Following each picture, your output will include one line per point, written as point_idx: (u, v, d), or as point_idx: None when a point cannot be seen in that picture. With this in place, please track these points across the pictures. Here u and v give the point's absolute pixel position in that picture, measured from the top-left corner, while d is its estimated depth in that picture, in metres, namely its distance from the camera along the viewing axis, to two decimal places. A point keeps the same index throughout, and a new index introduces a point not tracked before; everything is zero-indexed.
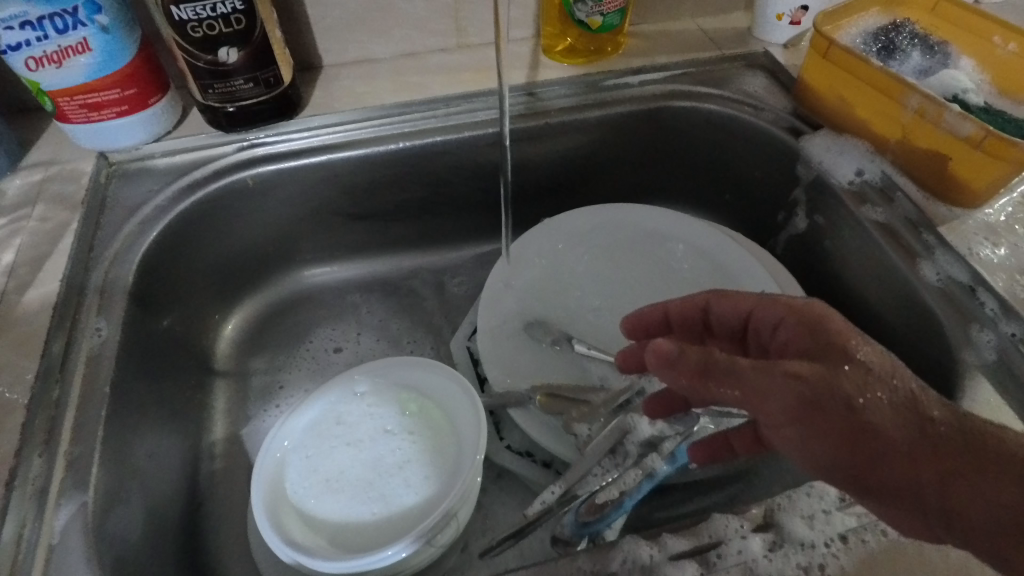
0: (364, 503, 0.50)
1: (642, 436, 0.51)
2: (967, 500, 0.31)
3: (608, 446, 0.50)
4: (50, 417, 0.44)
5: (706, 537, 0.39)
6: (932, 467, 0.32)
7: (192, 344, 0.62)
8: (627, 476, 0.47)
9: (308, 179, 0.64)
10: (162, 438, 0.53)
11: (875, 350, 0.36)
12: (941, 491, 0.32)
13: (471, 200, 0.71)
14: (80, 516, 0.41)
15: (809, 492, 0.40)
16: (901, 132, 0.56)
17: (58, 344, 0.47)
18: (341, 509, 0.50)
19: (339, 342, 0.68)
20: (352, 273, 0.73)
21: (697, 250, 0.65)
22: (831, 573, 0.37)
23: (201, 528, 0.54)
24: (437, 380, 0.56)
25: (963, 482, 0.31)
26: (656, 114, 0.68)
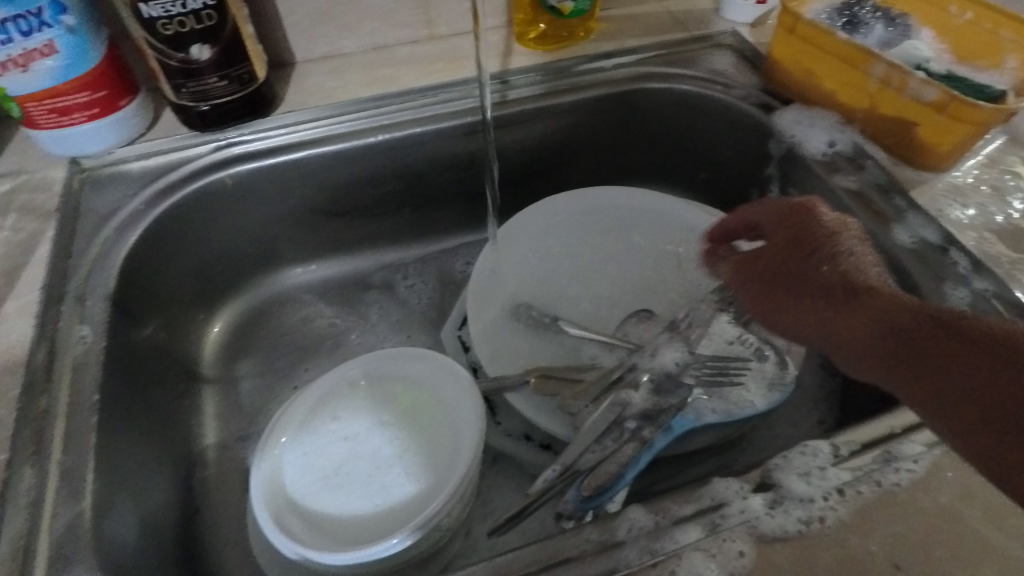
0: (364, 496, 0.50)
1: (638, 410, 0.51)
2: (927, 363, 0.36)
3: (605, 423, 0.50)
4: (39, 428, 0.43)
5: (708, 500, 0.39)
6: (900, 345, 0.38)
7: (177, 350, 0.61)
8: (626, 450, 0.48)
9: (287, 177, 0.63)
10: (154, 445, 0.52)
11: (841, 259, 0.45)
12: (916, 362, 0.37)
13: (452, 191, 0.71)
14: (78, 524, 0.40)
15: (804, 450, 0.41)
16: (869, 102, 0.58)
17: (41, 355, 0.46)
18: (341, 503, 0.50)
19: (327, 340, 0.68)
20: (334, 271, 0.72)
21: (677, 228, 0.66)
22: (831, 525, 0.38)
23: (199, 533, 0.53)
24: (430, 369, 0.56)
25: (927, 352, 0.36)
26: (629, 96, 0.69)
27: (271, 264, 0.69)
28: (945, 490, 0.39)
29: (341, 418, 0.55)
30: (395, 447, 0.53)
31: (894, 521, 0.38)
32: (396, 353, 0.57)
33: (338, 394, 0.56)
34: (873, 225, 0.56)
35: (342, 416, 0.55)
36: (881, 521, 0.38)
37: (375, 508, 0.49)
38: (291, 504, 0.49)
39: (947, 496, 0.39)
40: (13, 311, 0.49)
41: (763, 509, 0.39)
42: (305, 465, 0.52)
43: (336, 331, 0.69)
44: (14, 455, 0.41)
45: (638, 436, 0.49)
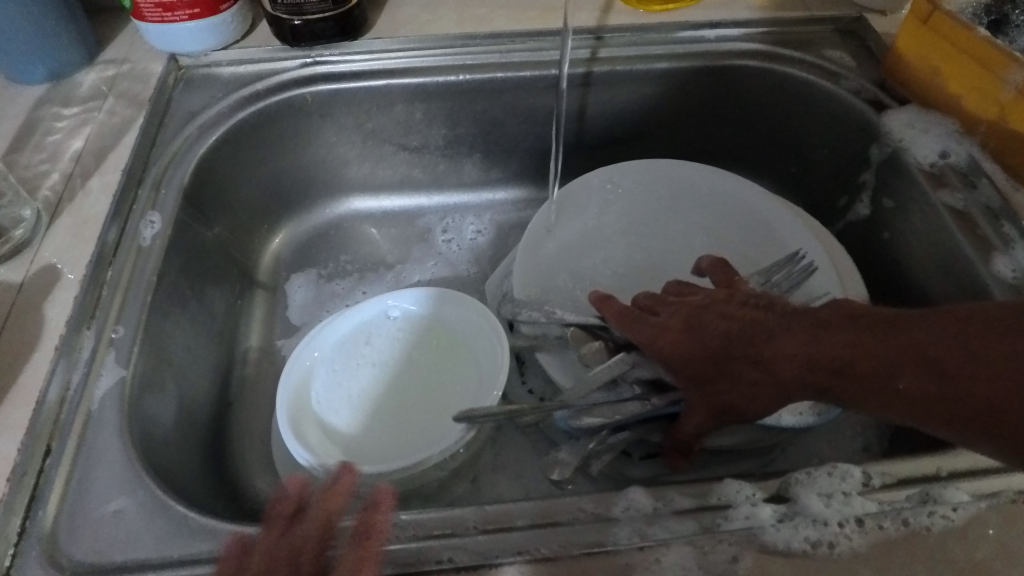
0: (382, 424, 0.52)
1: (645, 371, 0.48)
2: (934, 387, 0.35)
3: (609, 377, 0.49)
4: (100, 296, 0.47)
5: (714, 499, 0.37)
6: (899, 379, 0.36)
7: (238, 252, 0.64)
8: (624, 405, 0.48)
9: (364, 104, 0.64)
10: (201, 334, 0.56)
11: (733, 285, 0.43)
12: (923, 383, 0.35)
13: (524, 144, 0.70)
14: (119, 389, 0.43)
15: (831, 470, 0.38)
16: (998, 112, 0.52)
17: (113, 232, 0.50)
18: (359, 425, 0.51)
19: (378, 270, 0.69)
20: (399, 206, 0.73)
21: (751, 220, 0.62)
22: (840, 553, 0.36)
23: (229, 423, 0.56)
24: (465, 314, 0.56)
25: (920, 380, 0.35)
26: (728, 72, 0.65)
27: (338, 188, 0.71)
28: (982, 547, 0.36)
29: (375, 344, 0.56)
30: (421, 385, 0.54)
31: (913, 564, 0.35)
32: (438, 294, 0.57)
33: (377, 322, 0.57)
34: (970, 251, 0.50)
35: (376, 345, 0.56)
36: (897, 561, 0.36)
37: (390, 437, 0.51)
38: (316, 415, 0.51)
39: (982, 553, 0.36)
40: (96, 188, 0.53)
41: (771, 521, 0.37)
42: (333, 383, 0.54)
43: (388, 265, 0.70)
44: (75, 316, 0.45)
45: (646, 399, 0.48)
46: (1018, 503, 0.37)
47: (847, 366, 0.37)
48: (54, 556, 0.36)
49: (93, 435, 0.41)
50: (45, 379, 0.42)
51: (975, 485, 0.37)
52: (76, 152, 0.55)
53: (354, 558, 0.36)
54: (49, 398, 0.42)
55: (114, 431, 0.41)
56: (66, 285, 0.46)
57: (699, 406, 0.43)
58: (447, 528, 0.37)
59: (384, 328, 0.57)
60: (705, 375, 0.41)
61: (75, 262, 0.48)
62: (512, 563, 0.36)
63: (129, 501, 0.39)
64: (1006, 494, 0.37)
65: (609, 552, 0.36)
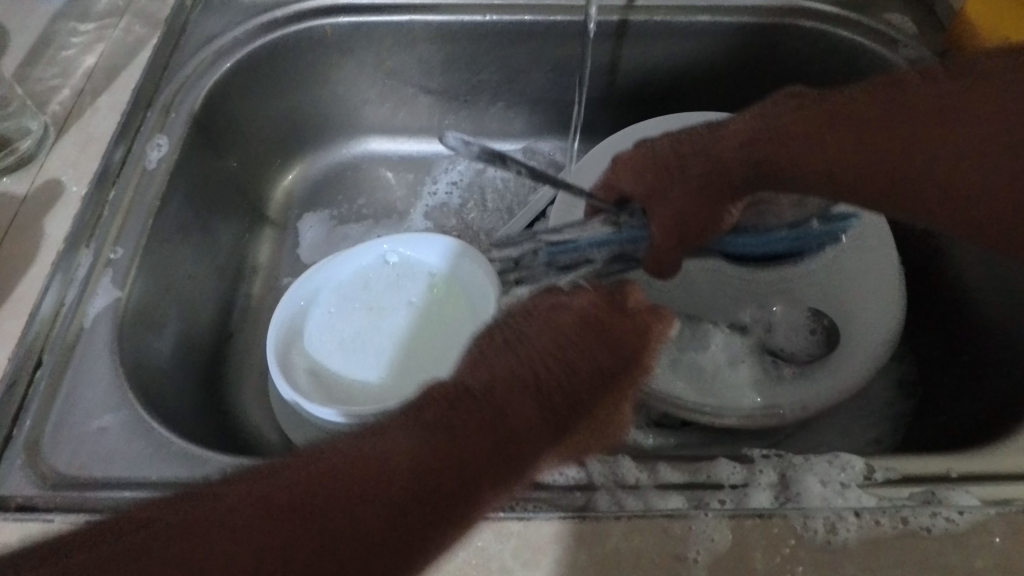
0: (368, 366, 0.51)
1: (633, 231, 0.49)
2: (908, 169, 0.41)
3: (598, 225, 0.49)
4: (101, 214, 0.46)
5: (703, 476, 0.36)
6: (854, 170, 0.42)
7: (249, 186, 0.63)
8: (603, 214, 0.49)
9: (385, 40, 0.61)
10: (205, 264, 0.56)
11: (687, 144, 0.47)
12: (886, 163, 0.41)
13: (549, 96, 0.67)
14: (112, 308, 0.43)
15: (830, 460, 0.37)
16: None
17: (119, 153, 0.49)
18: (345, 366, 0.51)
19: (391, 215, 0.67)
20: (412, 150, 0.70)
21: None
22: (837, 545, 0.33)
23: (227, 356, 0.56)
24: (464, 262, 0.54)
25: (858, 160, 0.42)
26: (774, 32, 0.60)
27: (355, 128, 0.69)
28: (988, 556, 0.33)
29: (371, 287, 0.55)
30: (411, 332, 0.53)
31: (910, 563, 0.33)
32: (440, 242, 0.56)
33: (376, 265, 0.56)
34: None
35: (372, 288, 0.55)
36: (894, 561, 0.33)
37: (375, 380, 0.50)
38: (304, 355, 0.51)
39: (985, 562, 0.33)
40: (106, 106, 0.52)
41: (763, 504, 0.35)
42: (328, 327, 0.53)
43: (396, 209, 0.68)
44: (75, 232, 0.45)
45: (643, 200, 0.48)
46: None
47: (832, 151, 0.42)
48: (35, 465, 0.37)
49: (82, 350, 0.41)
50: (40, 294, 0.43)
51: (982, 492, 0.36)
52: (89, 69, 0.54)
53: None
54: (45, 310, 0.42)
55: (103, 349, 0.41)
56: (71, 201, 0.46)
57: (666, 229, 0.46)
58: None
59: (382, 272, 0.56)
60: (661, 179, 0.46)
61: (80, 180, 0.48)
62: (483, 517, 0.34)
63: (112, 418, 0.39)
64: (1017, 503, 0.35)
65: (587, 518, 0.33)
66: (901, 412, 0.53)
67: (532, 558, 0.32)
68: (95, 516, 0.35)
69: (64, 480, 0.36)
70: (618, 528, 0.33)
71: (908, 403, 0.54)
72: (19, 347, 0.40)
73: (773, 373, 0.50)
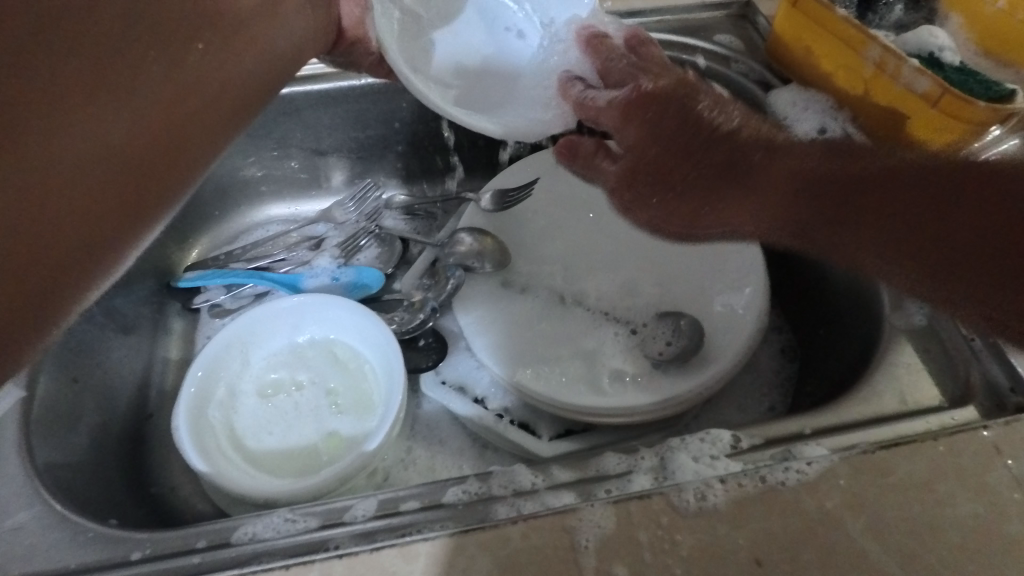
0: (287, 402, 0.56)
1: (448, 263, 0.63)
2: None
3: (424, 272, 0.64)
4: None
5: (592, 471, 0.40)
6: None
7: (153, 266, 0.64)
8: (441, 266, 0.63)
9: (269, 112, 0.65)
10: (113, 349, 0.57)
11: None
12: None
13: (436, 142, 0.71)
14: (19, 407, 0.44)
15: (703, 437, 0.42)
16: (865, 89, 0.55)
17: None
18: (259, 408, 0.56)
19: (303, 260, 0.68)
20: (310, 210, 0.74)
21: (654, 199, 0.64)
22: (712, 513, 0.37)
23: (149, 434, 0.57)
24: (370, 334, 0.57)
25: None
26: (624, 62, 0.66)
27: (255, 194, 0.72)
28: (836, 496, 0.38)
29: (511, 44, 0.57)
30: (330, 367, 0.58)
31: (774, 516, 0.37)
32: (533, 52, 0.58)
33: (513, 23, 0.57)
34: None
35: (442, 55, 0.55)
36: (758, 515, 0.37)
37: (291, 415, 0.55)
38: (217, 416, 0.54)
39: (833, 502, 0.38)
40: None
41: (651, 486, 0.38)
42: (234, 378, 0.57)
43: (298, 251, 0.68)
44: None
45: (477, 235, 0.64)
46: (874, 452, 0.40)
47: None
48: None
49: None
50: None
51: (832, 442, 0.41)
52: None
53: (244, 551, 0.37)
54: None
55: (13, 451, 0.42)
56: None
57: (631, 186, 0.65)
58: (335, 517, 0.39)
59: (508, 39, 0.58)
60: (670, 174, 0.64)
61: None
62: (391, 544, 0.36)
63: (27, 514, 0.40)
64: (863, 445, 0.40)
65: (489, 527, 0.37)
66: (787, 376, 0.59)
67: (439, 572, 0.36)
68: None
69: None
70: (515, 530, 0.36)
71: (793, 367, 0.60)
72: None
73: (662, 367, 0.55)
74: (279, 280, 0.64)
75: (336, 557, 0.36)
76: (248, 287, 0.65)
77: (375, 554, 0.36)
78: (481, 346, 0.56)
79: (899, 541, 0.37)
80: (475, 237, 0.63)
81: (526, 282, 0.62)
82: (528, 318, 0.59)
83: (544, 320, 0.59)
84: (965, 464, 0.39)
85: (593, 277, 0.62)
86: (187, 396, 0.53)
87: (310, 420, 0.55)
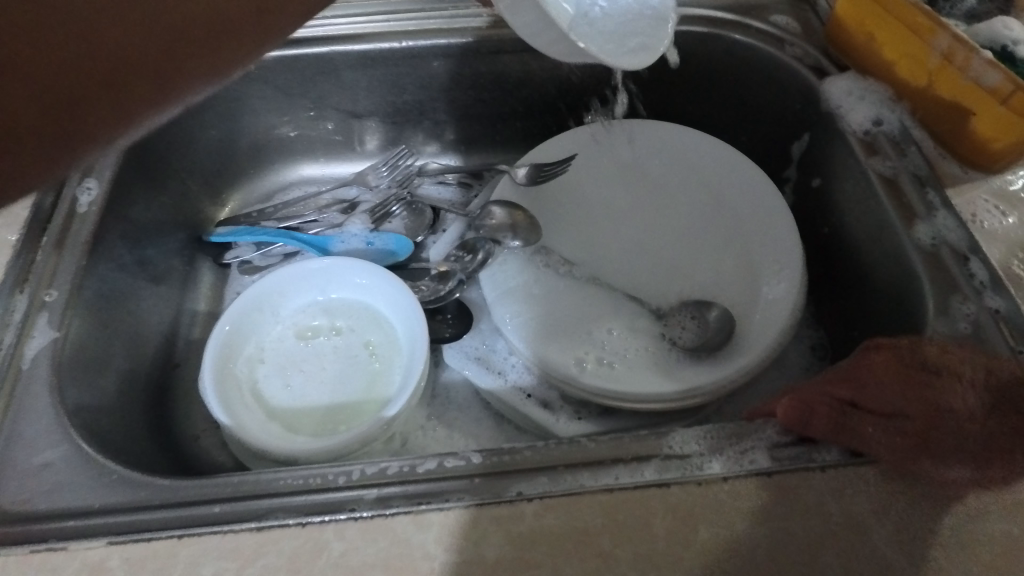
0: (322, 349, 0.57)
1: (481, 234, 0.63)
2: None
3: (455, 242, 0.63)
4: (32, 259, 0.49)
5: (610, 455, 0.39)
6: None
7: (186, 219, 0.65)
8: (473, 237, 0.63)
9: (307, 70, 0.64)
10: (144, 298, 0.58)
11: None
12: None
13: (473, 111, 0.70)
14: (50, 348, 0.45)
15: (728, 429, 0.40)
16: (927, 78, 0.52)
17: (48, 198, 0.52)
18: (296, 350, 0.57)
19: (335, 221, 0.68)
20: (342, 172, 0.74)
21: (692, 183, 0.63)
22: (731, 509, 0.36)
23: (175, 383, 0.58)
24: (398, 301, 0.57)
25: None
26: (673, 38, 0.63)
27: (288, 154, 0.72)
28: (861, 501, 0.37)
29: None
30: (357, 328, 0.58)
31: (796, 515, 0.36)
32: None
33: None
34: (895, 218, 0.50)
35: None
36: (779, 514, 0.36)
37: (324, 362, 0.56)
38: (246, 369, 0.55)
39: (857, 507, 0.37)
40: None
41: (675, 475, 0.38)
42: (262, 333, 0.58)
43: (328, 214, 0.68)
44: (12, 280, 0.48)
45: (508, 209, 0.62)
46: None
47: None
48: None
49: (21, 394, 0.43)
50: None
51: None
52: None
53: (261, 506, 0.37)
54: None
55: (44, 390, 0.43)
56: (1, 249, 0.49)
57: None
58: (361, 477, 0.38)
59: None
60: None
61: (11, 228, 0.50)
62: (405, 511, 0.36)
63: (54, 453, 0.41)
64: None
65: (503, 503, 0.37)
66: (817, 374, 0.58)
67: (453, 543, 0.35)
68: (39, 545, 0.36)
69: (9, 515, 0.38)
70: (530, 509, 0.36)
71: (822, 366, 0.58)
72: None
73: (686, 356, 0.54)
74: (309, 241, 0.64)
75: (350, 520, 0.36)
76: (277, 247, 0.65)
77: (389, 520, 0.36)
78: (504, 322, 0.56)
79: (924, 553, 0.36)
80: (508, 211, 0.62)
81: (556, 258, 0.61)
82: (555, 296, 0.58)
83: (572, 299, 0.58)
84: (1001, 479, 0.38)
85: (625, 260, 0.61)
86: (214, 350, 0.54)
87: (344, 368, 0.56)
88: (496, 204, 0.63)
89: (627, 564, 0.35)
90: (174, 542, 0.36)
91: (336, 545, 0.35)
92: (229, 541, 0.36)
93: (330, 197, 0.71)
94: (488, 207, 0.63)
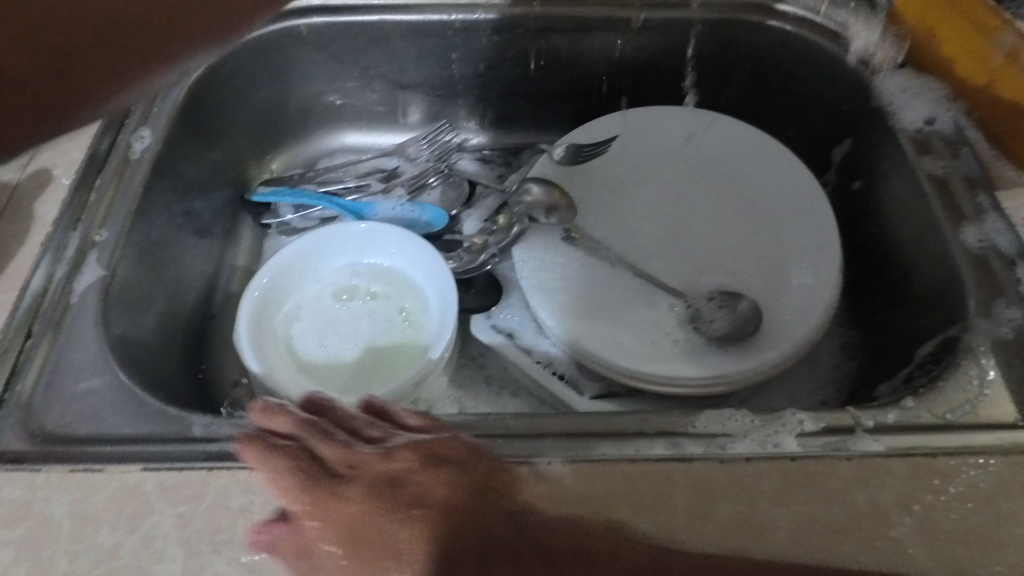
0: (358, 310, 0.58)
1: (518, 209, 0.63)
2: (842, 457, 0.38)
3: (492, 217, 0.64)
4: (87, 199, 0.51)
5: (633, 428, 0.39)
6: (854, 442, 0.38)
7: (231, 176, 0.67)
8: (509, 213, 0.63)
9: (359, 37, 0.65)
10: (188, 249, 0.60)
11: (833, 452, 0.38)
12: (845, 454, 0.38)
13: (517, 89, 0.70)
14: (99, 285, 0.47)
15: (751, 416, 0.40)
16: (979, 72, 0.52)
17: (105, 143, 0.54)
18: (331, 310, 0.59)
19: (376, 189, 0.69)
20: (384, 143, 0.75)
21: (733, 172, 0.62)
22: (752, 490, 0.36)
23: (210, 332, 0.60)
24: (433, 268, 0.58)
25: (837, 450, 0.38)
26: (725, 26, 0.63)
27: (333, 121, 0.73)
28: (888, 494, 0.36)
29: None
30: (393, 292, 0.59)
31: (816, 500, 0.36)
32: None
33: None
34: (942, 217, 0.49)
35: None
36: (801, 498, 0.36)
37: (360, 324, 0.57)
38: (282, 325, 0.57)
39: (882, 499, 0.36)
40: None
41: (699, 452, 0.38)
42: (299, 290, 0.59)
43: (368, 181, 0.70)
44: (66, 216, 0.49)
45: (547, 188, 0.62)
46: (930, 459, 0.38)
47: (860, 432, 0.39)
48: (27, 422, 0.40)
49: (71, 324, 0.44)
50: (32, 271, 0.46)
51: (891, 440, 0.39)
52: None
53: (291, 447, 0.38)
54: (36, 285, 0.46)
55: (91, 323, 0.45)
56: (59, 188, 0.51)
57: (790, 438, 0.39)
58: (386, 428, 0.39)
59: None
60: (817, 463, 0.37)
61: (70, 169, 0.52)
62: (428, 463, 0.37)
63: (97, 382, 0.42)
64: (921, 449, 0.38)
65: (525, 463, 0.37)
66: (846, 374, 0.57)
67: (473, 498, 0.36)
68: (80, 465, 0.38)
69: (53, 435, 0.39)
70: (549, 472, 0.37)
71: (853, 365, 0.57)
72: (13, 317, 0.44)
73: (715, 342, 0.54)
74: (349, 206, 0.65)
75: (376, 466, 0.37)
76: (317, 211, 0.66)
77: (412, 470, 0.37)
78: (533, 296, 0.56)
79: (948, 551, 0.35)
80: (546, 189, 0.62)
81: (589, 241, 0.60)
82: (586, 276, 0.58)
83: (603, 280, 0.58)
84: None
85: (658, 244, 0.60)
86: (250, 303, 0.55)
87: (378, 330, 0.57)
88: (534, 181, 0.63)
89: (644, 533, 0.35)
90: (206, 473, 0.37)
91: (360, 490, 0.36)
92: (257, 477, 0.37)
93: (370, 165, 0.72)
94: (526, 184, 0.63)
